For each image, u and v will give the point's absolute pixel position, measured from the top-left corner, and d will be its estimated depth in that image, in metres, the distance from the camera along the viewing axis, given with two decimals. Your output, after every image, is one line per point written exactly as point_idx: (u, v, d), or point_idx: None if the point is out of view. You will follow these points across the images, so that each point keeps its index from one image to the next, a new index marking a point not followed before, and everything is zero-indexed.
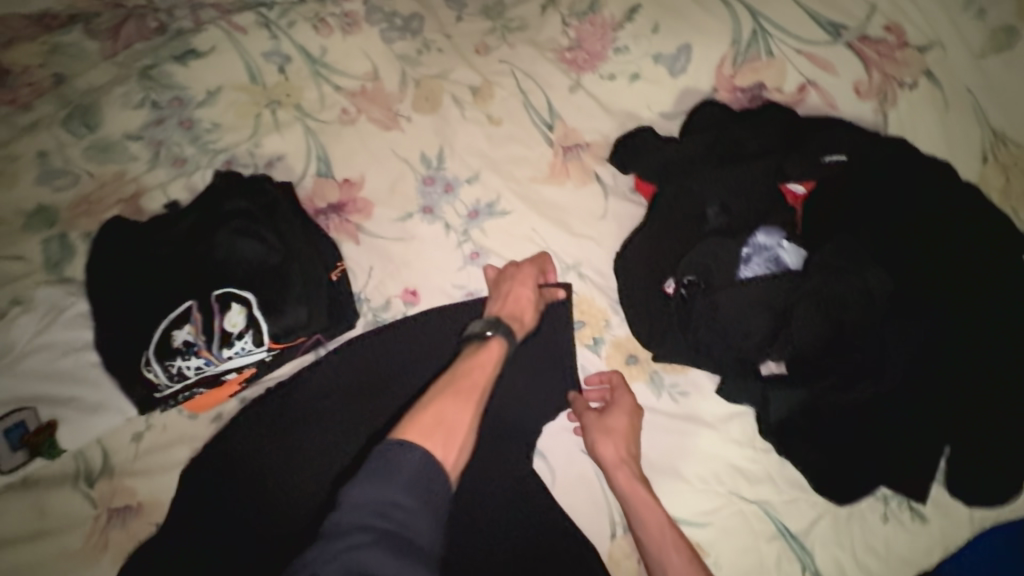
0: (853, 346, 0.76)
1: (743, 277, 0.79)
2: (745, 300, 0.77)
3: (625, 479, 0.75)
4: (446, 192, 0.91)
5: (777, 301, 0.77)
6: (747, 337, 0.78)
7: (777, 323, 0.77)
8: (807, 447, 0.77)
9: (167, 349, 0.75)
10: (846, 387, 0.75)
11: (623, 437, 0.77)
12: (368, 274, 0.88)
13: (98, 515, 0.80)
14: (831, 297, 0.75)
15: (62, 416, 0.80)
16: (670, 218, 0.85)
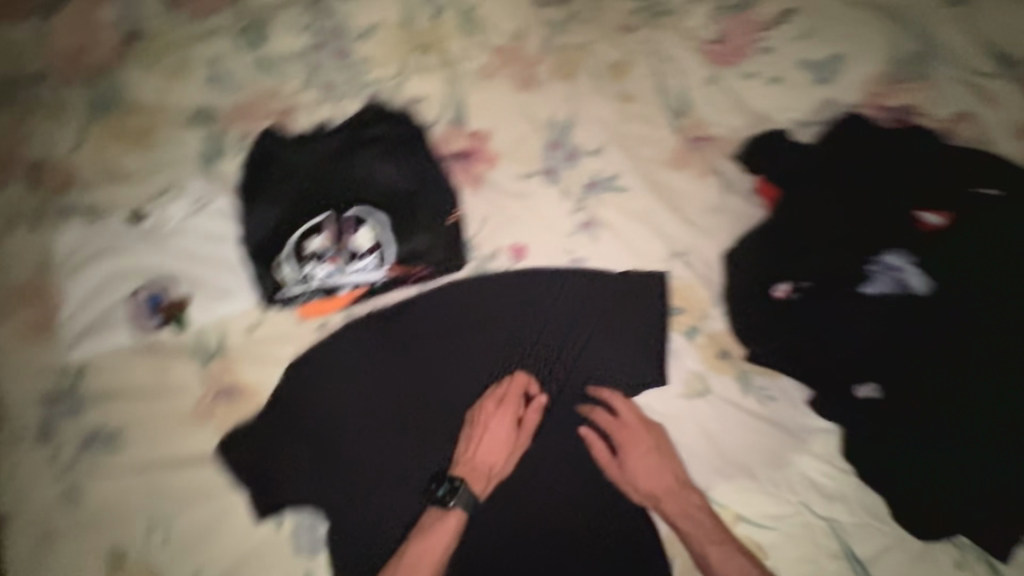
0: (959, 386, 0.73)
1: (863, 292, 0.78)
2: (856, 312, 0.78)
3: (675, 500, 0.77)
4: (568, 159, 0.94)
5: (890, 321, 0.77)
6: (848, 350, 0.78)
7: (879, 344, 0.77)
8: (891, 477, 0.76)
9: (302, 251, 0.81)
10: (938, 424, 0.73)
11: (658, 468, 0.78)
12: (481, 222, 0.92)
13: (207, 389, 0.89)
14: (932, 330, 0.75)
15: (196, 292, 0.91)
16: (791, 222, 0.84)
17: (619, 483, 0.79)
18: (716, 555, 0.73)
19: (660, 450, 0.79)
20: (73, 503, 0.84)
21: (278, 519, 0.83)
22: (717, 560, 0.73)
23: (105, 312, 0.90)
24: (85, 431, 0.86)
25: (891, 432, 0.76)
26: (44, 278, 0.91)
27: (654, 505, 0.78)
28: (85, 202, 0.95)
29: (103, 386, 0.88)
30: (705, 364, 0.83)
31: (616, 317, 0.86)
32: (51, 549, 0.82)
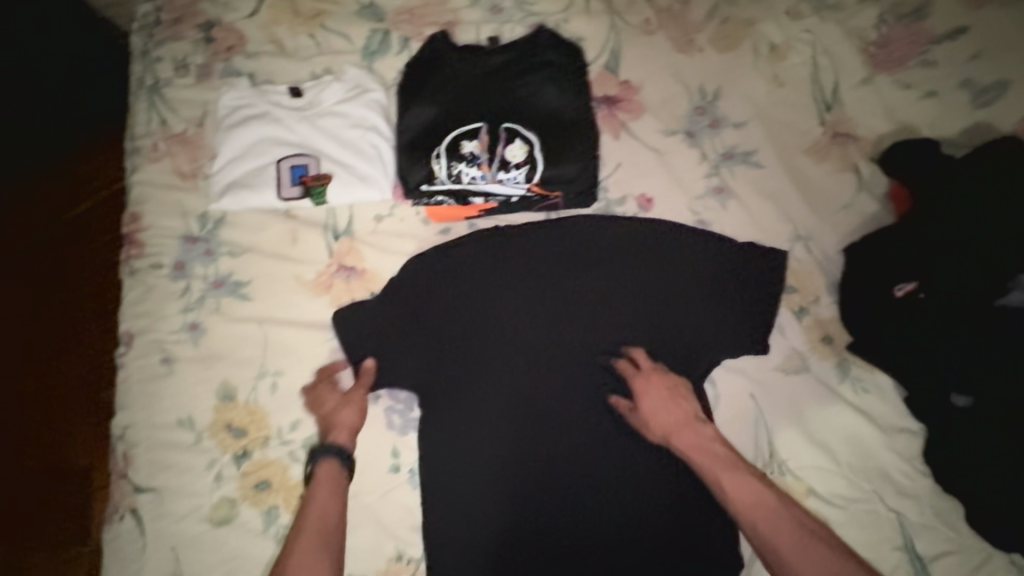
0: None
1: (997, 305, 0.76)
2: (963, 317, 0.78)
3: (687, 433, 0.79)
4: (711, 126, 0.96)
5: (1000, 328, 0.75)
6: (950, 353, 0.78)
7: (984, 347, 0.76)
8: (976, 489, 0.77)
9: (455, 152, 0.87)
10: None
11: (670, 403, 0.81)
12: (615, 168, 0.95)
13: (330, 264, 0.94)
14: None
15: (337, 175, 0.94)
16: (947, 226, 0.81)
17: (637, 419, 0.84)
18: (730, 484, 0.72)
19: (675, 389, 0.82)
20: (195, 336, 0.90)
21: (376, 395, 0.90)
22: (731, 488, 0.72)
23: (251, 172, 0.94)
24: (215, 275, 0.93)
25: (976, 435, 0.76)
26: (202, 129, 0.98)
27: (666, 440, 0.80)
28: (248, 68, 1.00)
29: (237, 239, 0.94)
30: (807, 344, 0.86)
31: (736, 283, 0.88)
32: (172, 371, 0.89)
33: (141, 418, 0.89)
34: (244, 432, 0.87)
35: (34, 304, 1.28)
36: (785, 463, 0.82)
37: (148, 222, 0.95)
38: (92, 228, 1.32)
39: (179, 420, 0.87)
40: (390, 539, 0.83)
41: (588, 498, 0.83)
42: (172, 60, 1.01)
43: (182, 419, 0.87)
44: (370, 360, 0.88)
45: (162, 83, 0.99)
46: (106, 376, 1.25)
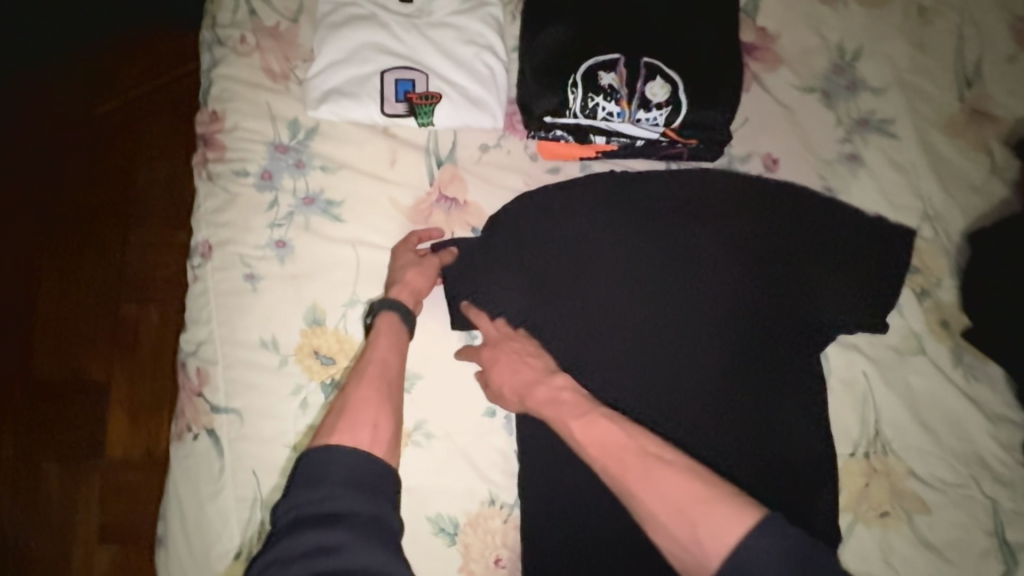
0: None
1: None
2: None
3: (528, 388, 0.75)
4: (849, 88, 0.90)
5: None
6: None
7: None
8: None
9: (592, 84, 0.81)
10: None
11: (514, 366, 0.77)
12: (743, 122, 0.89)
13: (430, 193, 0.87)
14: None
15: (447, 94, 0.86)
16: None
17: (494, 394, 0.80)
18: (579, 431, 0.66)
19: (519, 350, 0.79)
20: (282, 254, 0.84)
21: (471, 333, 0.85)
22: (580, 434, 0.66)
23: (353, 80, 0.85)
24: (305, 190, 0.85)
25: None
26: (297, 26, 0.88)
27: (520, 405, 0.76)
28: None
29: (331, 153, 0.86)
30: (927, 327, 0.83)
31: (864, 257, 0.83)
32: (256, 289, 0.83)
33: (219, 335, 0.83)
34: (332, 359, 0.81)
35: (79, 205, 1.20)
36: (889, 443, 0.81)
37: (231, 123, 0.86)
38: (143, 133, 1.24)
39: (263, 341, 0.82)
40: (483, 483, 0.81)
41: None
42: None
43: (265, 340, 0.82)
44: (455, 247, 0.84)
45: None
46: (131, 294, 1.18)
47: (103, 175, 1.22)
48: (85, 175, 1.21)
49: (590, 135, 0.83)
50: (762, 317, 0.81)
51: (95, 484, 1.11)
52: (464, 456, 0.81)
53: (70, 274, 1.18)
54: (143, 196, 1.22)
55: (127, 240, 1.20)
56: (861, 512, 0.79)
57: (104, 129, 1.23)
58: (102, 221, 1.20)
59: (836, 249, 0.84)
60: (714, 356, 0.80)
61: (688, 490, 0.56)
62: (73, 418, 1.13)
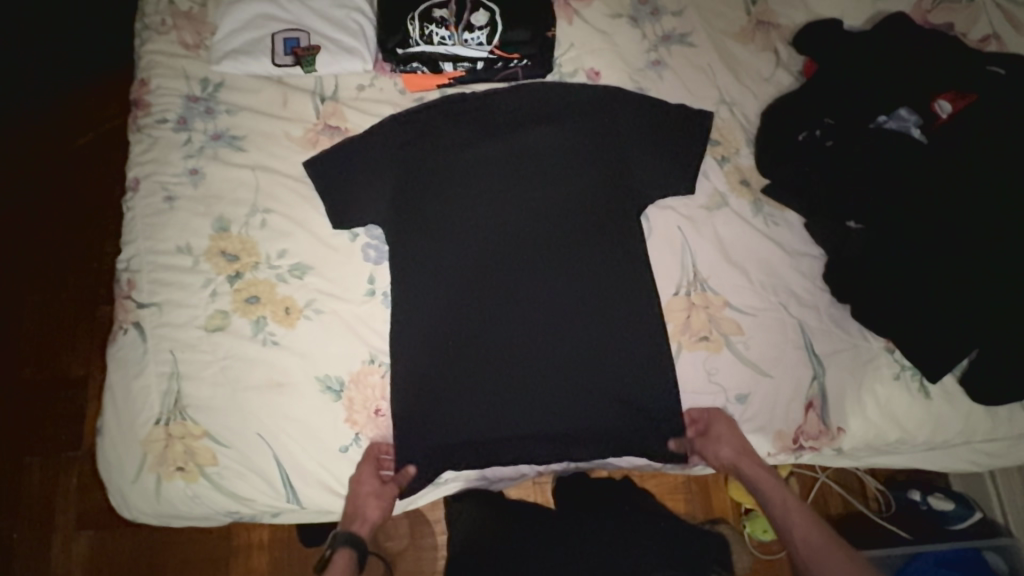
0: (905, 215, 0.91)
1: (878, 139, 0.95)
2: (844, 162, 0.95)
3: (554, 362, 0.93)
4: (653, 13, 1.10)
5: (868, 173, 0.94)
6: (833, 192, 0.95)
7: (860, 181, 0.94)
8: (862, 284, 0.93)
9: (427, 18, 1.01)
10: (887, 245, 0.91)
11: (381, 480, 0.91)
12: (569, 47, 1.09)
13: (316, 123, 1.07)
14: (896, 174, 0.93)
15: (325, 46, 1.07)
16: (840, 87, 0.98)
17: (366, 494, 0.90)
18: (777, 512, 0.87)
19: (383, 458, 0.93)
20: (195, 179, 1.02)
21: (353, 233, 1.01)
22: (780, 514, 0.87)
23: (248, 42, 1.07)
24: (213, 129, 1.05)
25: (849, 258, 0.94)
26: (206, 8, 1.10)
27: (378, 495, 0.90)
28: None
29: (236, 101, 1.07)
30: (728, 186, 0.99)
31: (669, 137, 1.01)
32: (172, 208, 1.01)
33: (145, 248, 1.00)
34: (237, 257, 0.98)
35: (53, 194, 1.42)
36: (706, 281, 0.95)
37: (154, 85, 1.07)
38: (111, 132, 1.47)
39: (179, 248, 0.99)
40: (363, 346, 0.95)
41: (528, 317, 0.95)
42: None
43: (181, 247, 0.99)
44: (326, 176, 1.01)
45: None
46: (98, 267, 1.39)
47: (73, 168, 1.44)
48: (54, 169, 1.43)
49: (434, 61, 1.03)
50: (582, 199, 1.00)
51: (77, 470, 1.26)
52: (350, 328, 0.96)
53: (45, 253, 1.39)
54: (110, 185, 1.44)
55: (94, 223, 1.42)
56: (685, 340, 0.92)
57: (69, 129, 1.44)
58: (76, 207, 1.42)
59: (645, 137, 1.02)
60: (545, 229, 0.99)
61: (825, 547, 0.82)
62: (58, 405, 1.30)
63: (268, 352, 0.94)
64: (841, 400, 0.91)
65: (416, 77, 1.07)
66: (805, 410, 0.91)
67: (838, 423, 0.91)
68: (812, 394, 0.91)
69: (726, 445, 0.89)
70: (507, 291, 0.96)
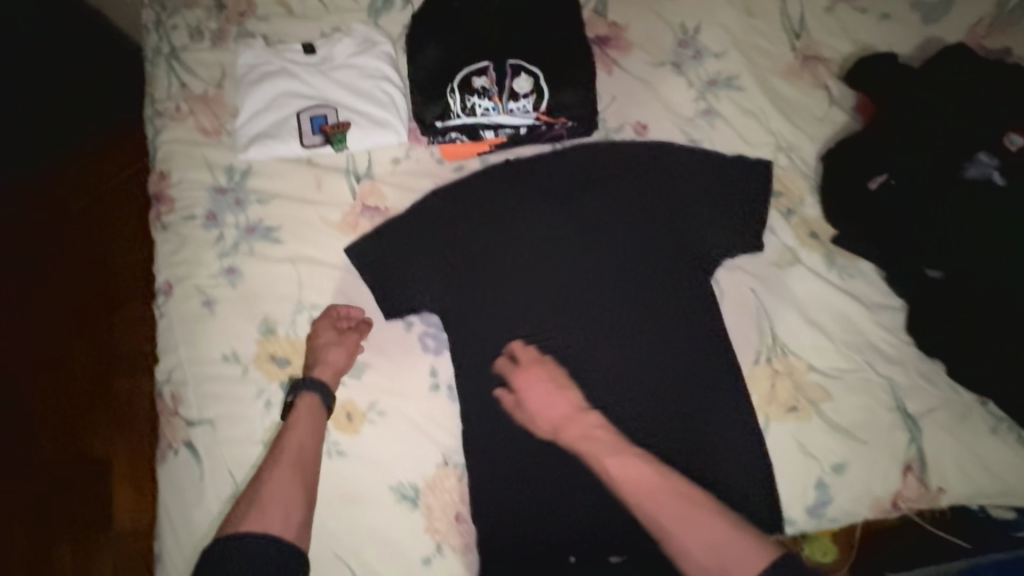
0: (995, 265, 0.86)
1: (959, 184, 0.90)
2: (922, 208, 0.91)
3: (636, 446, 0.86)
4: (695, 57, 1.05)
5: (950, 220, 0.89)
6: (910, 242, 0.91)
7: (942, 229, 0.89)
8: (953, 337, 0.88)
9: (468, 88, 0.95)
10: (978, 297, 0.86)
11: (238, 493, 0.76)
12: (611, 100, 1.04)
13: (354, 205, 1.01)
14: (980, 219, 0.87)
15: (356, 122, 1.01)
16: (910, 128, 0.94)
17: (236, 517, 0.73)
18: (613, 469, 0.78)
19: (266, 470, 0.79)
20: (233, 279, 0.96)
21: (408, 322, 0.96)
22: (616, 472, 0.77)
23: (274, 124, 1.01)
24: (246, 222, 0.99)
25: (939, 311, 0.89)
26: (221, 89, 1.03)
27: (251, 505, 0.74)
28: (261, 30, 1.06)
29: (264, 187, 1.00)
30: (797, 240, 0.95)
31: (732, 192, 0.96)
32: (212, 312, 0.94)
33: (188, 358, 0.93)
34: (289, 361, 0.93)
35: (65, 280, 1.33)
36: (786, 345, 0.91)
37: (176, 178, 1.00)
38: (117, 209, 1.38)
39: (224, 355, 0.93)
40: (435, 447, 0.90)
41: (603, 399, 0.88)
42: (187, 28, 1.06)
43: (227, 354, 0.93)
44: (376, 266, 0.95)
45: (181, 49, 1.05)
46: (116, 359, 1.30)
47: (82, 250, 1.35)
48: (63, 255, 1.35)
49: (477, 131, 0.98)
50: (648, 261, 0.93)
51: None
52: (417, 427, 0.91)
53: (59, 344, 1.30)
54: (122, 264, 1.35)
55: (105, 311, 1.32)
56: (772, 411, 0.88)
57: (79, 214, 1.37)
58: (88, 290, 1.33)
59: (706, 192, 0.96)
60: (613, 303, 0.92)
61: (719, 531, 0.69)
62: (87, 511, 1.21)
63: (336, 463, 0.89)
64: (939, 461, 0.88)
65: (453, 146, 1.00)
66: (903, 475, 0.87)
67: (938, 484, 0.87)
68: (910, 457, 0.87)
69: (534, 379, 0.86)
70: (579, 372, 0.90)
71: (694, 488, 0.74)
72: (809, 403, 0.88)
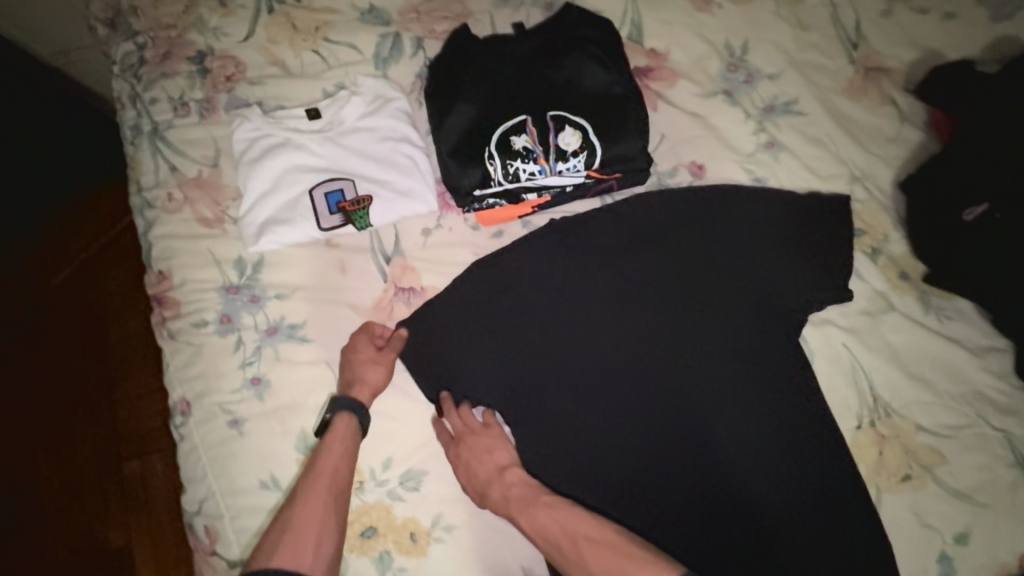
0: None
1: None
2: None
3: (737, 536, 0.78)
4: (747, 82, 0.94)
5: None
6: (1022, 277, 0.80)
7: None
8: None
9: (508, 150, 0.83)
10: None
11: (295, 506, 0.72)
12: (661, 139, 0.92)
13: (386, 289, 0.89)
14: None
15: (377, 194, 0.89)
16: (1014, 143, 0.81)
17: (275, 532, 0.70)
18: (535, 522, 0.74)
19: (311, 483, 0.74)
20: (259, 390, 0.84)
21: None
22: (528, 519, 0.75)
23: (284, 206, 0.88)
24: (266, 322, 0.86)
25: None
26: (218, 170, 0.90)
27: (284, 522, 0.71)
28: (255, 95, 0.93)
29: (280, 279, 0.88)
30: (888, 283, 0.86)
31: (808, 236, 0.87)
32: (242, 432, 0.83)
33: (219, 489, 0.82)
34: None
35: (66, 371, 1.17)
36: (889, 404, 0.82)
37: (179, 278, 0.88)
38: (110, 288, 1.23)
39: (262, 482, 0.82)
40: (514, 560, 0.80)
41: (695, 486, 0.80)
42: (168, 100, 0.92)
43: (265, 480, 0.82)
44: (424, 358, 0.86)
45: (165, 126, 0.92)
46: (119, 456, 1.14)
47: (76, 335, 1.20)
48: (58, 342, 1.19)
49: (520, 196, 0.86)
50: (726, 324, 0.84)
51: None
52: (489, 539, 0.81)
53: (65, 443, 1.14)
54: (120, 349, 1.19)
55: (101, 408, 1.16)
56: (883, 482, 0.80)
57: (70, 295, 1.22)
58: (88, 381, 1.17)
59: (779, 239, 0.88)
60: (693, 378, 0.83)
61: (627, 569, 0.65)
62: None
63: None
64: None
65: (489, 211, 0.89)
66: None
67: None
68: None
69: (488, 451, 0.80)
70: (665, 458, 0.80)
71: (626, 534, 0.70)
72: (921, 467, 0.80)
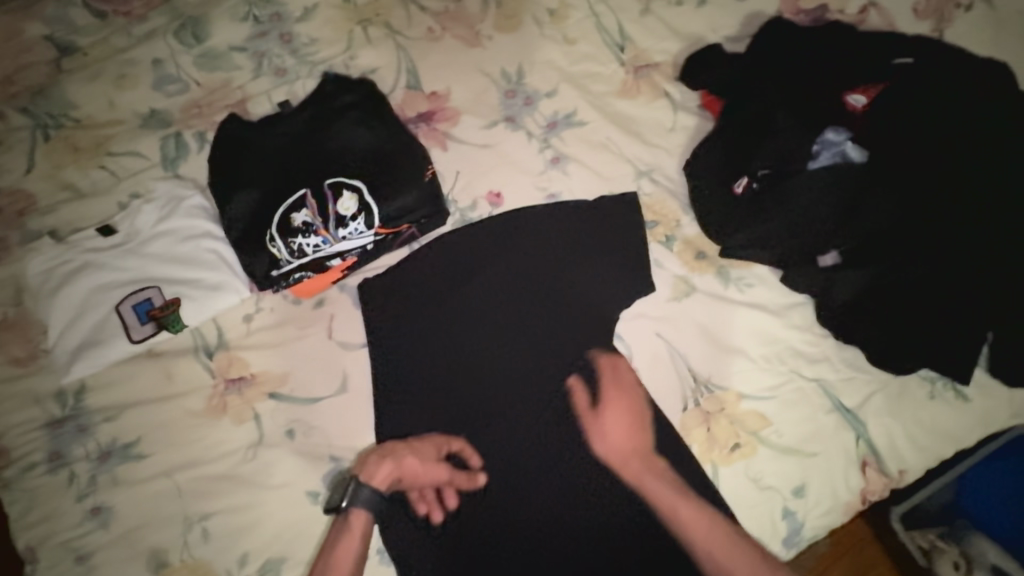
0: (868, 249, 0.85)
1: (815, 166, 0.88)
2: (806, 199, 0.86)
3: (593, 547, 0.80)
4: (527, 104, 0.98)
5: (824, 208, 0.86)
6: (795, 234, 0.87)
7: (819, 221, 0.86)
8: (866, 321, 0.84)
9: (289, 228, 0.86)
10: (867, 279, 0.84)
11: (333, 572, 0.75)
12: (456, 177, 0.95)
13: (216, 384, 0.89)
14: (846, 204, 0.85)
15: (185, 294, 0.89)
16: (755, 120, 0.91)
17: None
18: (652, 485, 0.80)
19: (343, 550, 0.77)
20: (103, 519, 0.83)
21: (314, 493, 0.84)
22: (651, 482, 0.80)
23: (93, 329, 0.88)
24: (98, 448, 0.85)
25: (845, 302, 0.85)
26: (23, 308, 0.90)
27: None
28: (48, 224, 0.93)
29: (104, 401, 0.87)
30: (686, 267, 0.90)
31: (606, 239, 0.91)
32: (89, 567, 0.81)
33: None
34: None
35: None
36: (709, 381, 0.85)
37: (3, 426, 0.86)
38: None
39: None
40: None
41: (549, 504, 0.82)
42: None
43: None
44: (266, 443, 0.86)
45: None
46: None
47: None
48: None
49: (317, 267, 0.88)
50: (545, 340, 0.88)
51: None
52: None
53: None
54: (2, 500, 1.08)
55: None
56: (717, 456, 0.82)
57: None
58: None
59: (582, 248, 0.92)
60: (525, 404, 0.86)
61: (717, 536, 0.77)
62: None
63: None
64: (891, 445, 0.84)
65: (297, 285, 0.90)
66: (862, 471, 0.83)
67: (897, 467, 0.84)
68: (863, 453, 0.83)
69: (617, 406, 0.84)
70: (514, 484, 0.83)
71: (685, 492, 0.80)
72: (747, 432, 0.83)
